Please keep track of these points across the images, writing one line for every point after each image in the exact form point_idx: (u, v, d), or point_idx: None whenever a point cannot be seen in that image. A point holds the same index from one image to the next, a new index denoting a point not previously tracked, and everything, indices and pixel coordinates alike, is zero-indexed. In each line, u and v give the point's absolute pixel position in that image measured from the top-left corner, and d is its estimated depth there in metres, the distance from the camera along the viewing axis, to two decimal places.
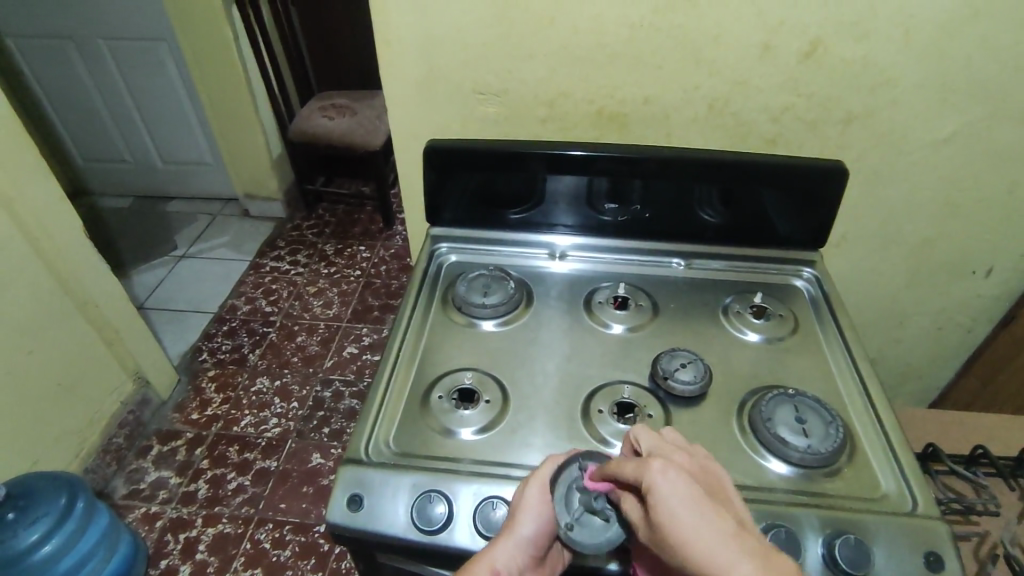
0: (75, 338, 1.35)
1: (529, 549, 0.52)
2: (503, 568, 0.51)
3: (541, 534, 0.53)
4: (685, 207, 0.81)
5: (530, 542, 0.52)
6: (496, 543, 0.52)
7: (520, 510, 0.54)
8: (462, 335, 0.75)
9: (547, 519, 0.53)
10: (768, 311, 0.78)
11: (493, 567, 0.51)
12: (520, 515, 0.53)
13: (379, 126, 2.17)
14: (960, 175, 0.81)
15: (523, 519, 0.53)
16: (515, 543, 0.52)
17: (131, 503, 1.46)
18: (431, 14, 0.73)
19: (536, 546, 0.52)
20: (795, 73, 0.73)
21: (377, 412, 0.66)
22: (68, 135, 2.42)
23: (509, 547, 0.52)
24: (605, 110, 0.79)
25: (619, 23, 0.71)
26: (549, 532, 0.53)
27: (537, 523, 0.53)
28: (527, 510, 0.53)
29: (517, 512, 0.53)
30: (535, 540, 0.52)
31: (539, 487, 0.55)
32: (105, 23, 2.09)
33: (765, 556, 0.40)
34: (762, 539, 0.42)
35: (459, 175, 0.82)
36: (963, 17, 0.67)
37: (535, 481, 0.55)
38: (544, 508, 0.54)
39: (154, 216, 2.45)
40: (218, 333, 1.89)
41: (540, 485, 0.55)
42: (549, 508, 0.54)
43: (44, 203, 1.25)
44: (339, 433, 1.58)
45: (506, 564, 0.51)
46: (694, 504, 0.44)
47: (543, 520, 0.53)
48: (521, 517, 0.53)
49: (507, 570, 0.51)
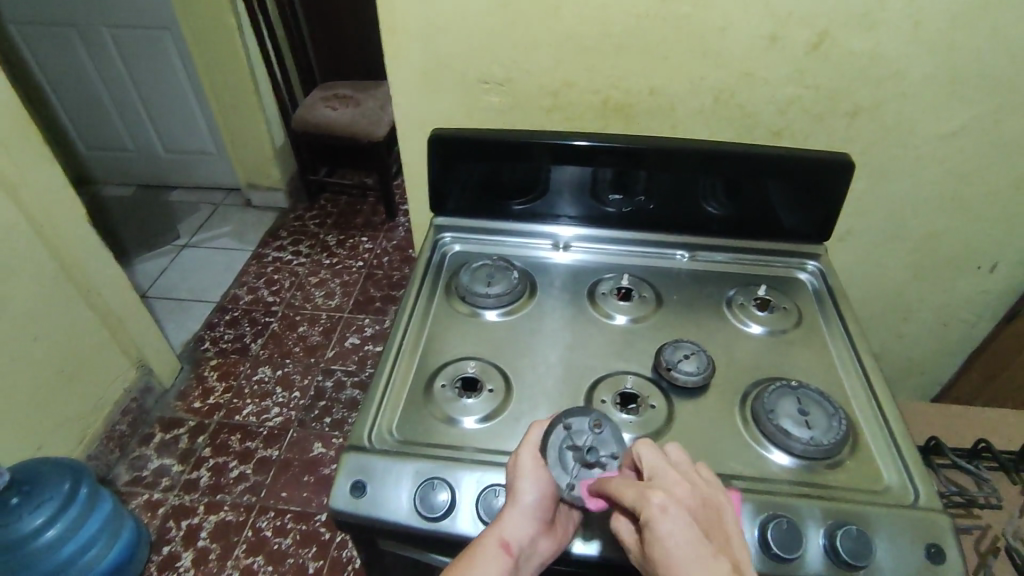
0: (78, 325, 1.36)
1: (535, 515, 0.53)
2: (513, 538, 0.52)
3: (545, 499, 0.53)
4: (689, 199, 0.80)
5: (535, 508, 0.53)
6: (503, 517, 0.53)
7: (518, 480, 0.54)
8: (465, 324, 0.75)
9: (546, 483, 0.54)
10: (772, 303, 0.77)
11: (502, 540, 0.52)
12: (519, 485, 0.54)
13: (383, 116, 2.16)
14: (967, 169, 0.81)
15: (523, 487, 0.53)
16: (521, 512, 0.52)
17: (133, 489, 1.46)
18: (436, 2, 0.73)
19: (541, 510, 0.53)
20: (802, 65, 0.72)
21: (380, 400, 0.66)
22: (71, 124, 2.41)
23: (516, 517, 0.52)
24: (611, 100, 0.78)
25: (625, 12, 0.70)
26: (552, 495, 0.54)
27: (538, 488, 0.53)
28: (525, 478, 0.54)
29: (516, 480, 0.54)
30: (540, 505, 0.53)
31: (531, 453, 0.55)
32: (108, 11, 2.09)
33: None
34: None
35: (463, 165, 0.82)
36: (973, 8, 0.66)
37: (526, 448, 0.55)
38: (541, 472, 0.54)
39: (157, 205, 2.45)
40: (221, 322, 1.90)
41: (531, 451, 0.55)
42: (545, 472, 0.54)
43: (47, 190, 1.25)
44: (340, 423, 1.58)
45: (515, 535, 0.52)
46: (690, 547, 0.44)
47: (544, 485, 0.54)
48: (521, 486, 0.53)
49: (517, 539, 0.52)
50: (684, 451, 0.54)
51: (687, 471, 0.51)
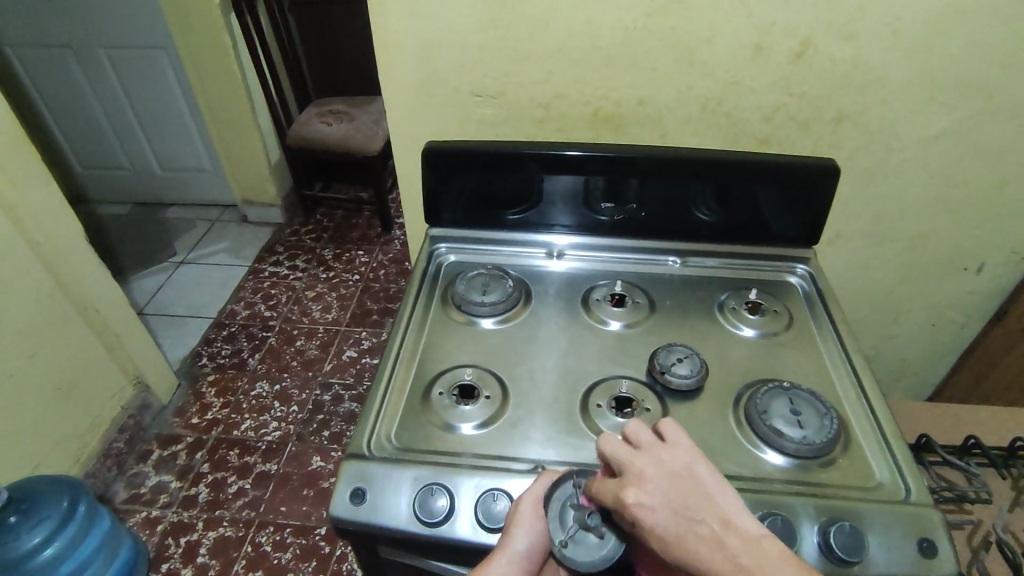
0: (75, 342, 1.36)
1: (522, 566, 0.53)
2: None
3: (535, 550, 0.53)
4: (680, 206, 0.82)
5: (525, 558, 0.53)
6: (491, 562, 0.53)
7: (514, 526, 0.54)
8: (462, 333, 0.76)
9: (541, 534, 0.54)
10: (763, 307, 0.79)
11: None
12: (514, 531, 0.54)
13: (378, 130, 2.18)
14: (950, 172, 0.83)
15: (518, 536, 0.54)
16: (510, 561, 0.53)
17: (132, 507, 1.46)
18: (429, 18, 0.74)
19: (529, 562, 0.53)
20: (786, 73, 0.74)
21: (378, 408, 0.67)
22: (67, 142, 2.43)
23: (503, 564, 0.52)
24: (601, 111, 0.80)
25: (613, 25, 0.72)
26: (543, 547, 0.54)
27: (532, 539, 0.54)
28: (521, 525, 0.54)
29: (511, 528, 0.54)
30: (529, 557, 0.53)
31: (533, 503, 0.55)
32: (104, 30, 2.11)
33: (751, 556, 0.42)
34: (744, 535, 0.43)
35: (458, 176, 0.83)
36: (950, 17, 0.69)
37: (529, 497, 0.56)
38: (538, 523, 0.54)
39: (153, 222, 2.46)
40: (218, 338, 1.90)
41: (534, 499, 0.56)
42: (542, 523, 0.54)
43: (44, 208, 1.26)
44: (339, 436, 1.58)
45: None
46: (672, 530, 0.45)
47: (538, 535, 0.54)
48: (515, 533, 0.54)
49: None
50: (647, 425, 0.53)
51: (648, 446, 0.51)
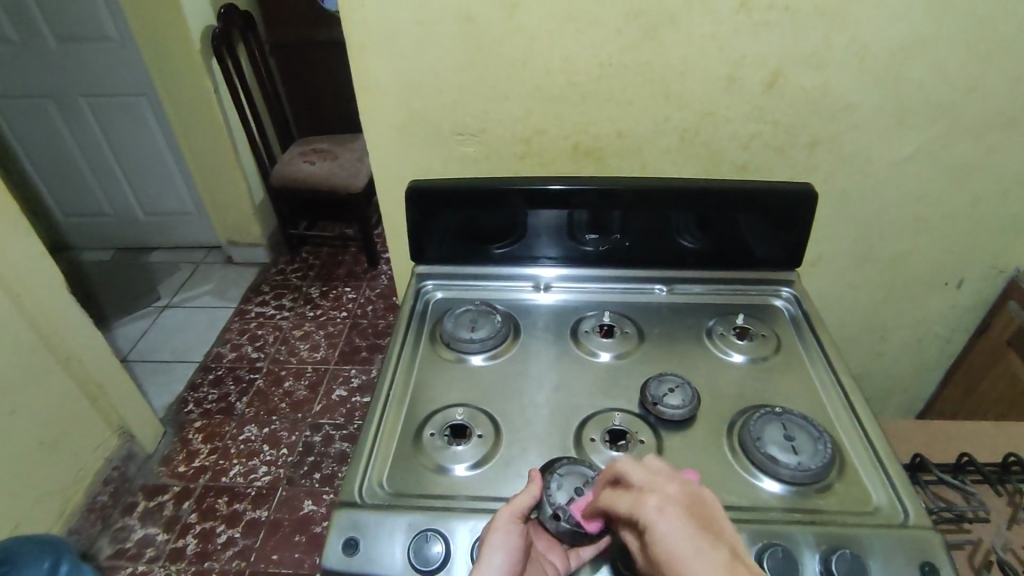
0: (56, 396, 1.33)
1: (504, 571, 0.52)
2: None
3: (512, 554, 0.53)
4: (663, 234, 0.83)
5: (505, 564, 0.52)
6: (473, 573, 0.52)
7: (490, 534, 0.54)
8: (451, 371, 0.76)
9: (517, 540, 0.54)
10: (751, 331, 0.79)
11: None
12: (490, 539, 0.53)
13: (361, 167, 2.20)
14: (923, 192, 0.85)
15: (493, 545, 0.53)
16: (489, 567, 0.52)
17: (117, 563, 1.40)
18: (408, 60, 0.76)
19: (511, 567, 0.52)
20: (759, 102, 0.76)
21: (369, 455, 0.65)
22: (49, 192, 2.42)
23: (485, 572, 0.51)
24: (580, 145, 0.81)
25: (589, 63, 0.74)
26: (520, 550, 0.53)
27: (507, 544, 0.53)
28: (497, 532, 0.54)
29: (488, 536, 0.54)
30: (510, 562, 0.52)
31: (509, 511, 0.55)
32: (84, 80, 2.12)
33: None
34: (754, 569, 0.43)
35: (442, 213, 0.83)
36: (912, 44, 0.71)
37: (507, 506, 0.55)
38: (513, 528, 0.54)
39: (137, 268, 2.44)
40: (204, 382, 1.87)
41: (511, 510, 0.55)
42: (516, 530, 0.54)
43: (25, 260, 1.24)
44: (331, 478, 1.55)
45: None
46: (689, 540, 0.45)
47: (513, 540, 0.53)
48: (491, 541, 0.53)
49: None
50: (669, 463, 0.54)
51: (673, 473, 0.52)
